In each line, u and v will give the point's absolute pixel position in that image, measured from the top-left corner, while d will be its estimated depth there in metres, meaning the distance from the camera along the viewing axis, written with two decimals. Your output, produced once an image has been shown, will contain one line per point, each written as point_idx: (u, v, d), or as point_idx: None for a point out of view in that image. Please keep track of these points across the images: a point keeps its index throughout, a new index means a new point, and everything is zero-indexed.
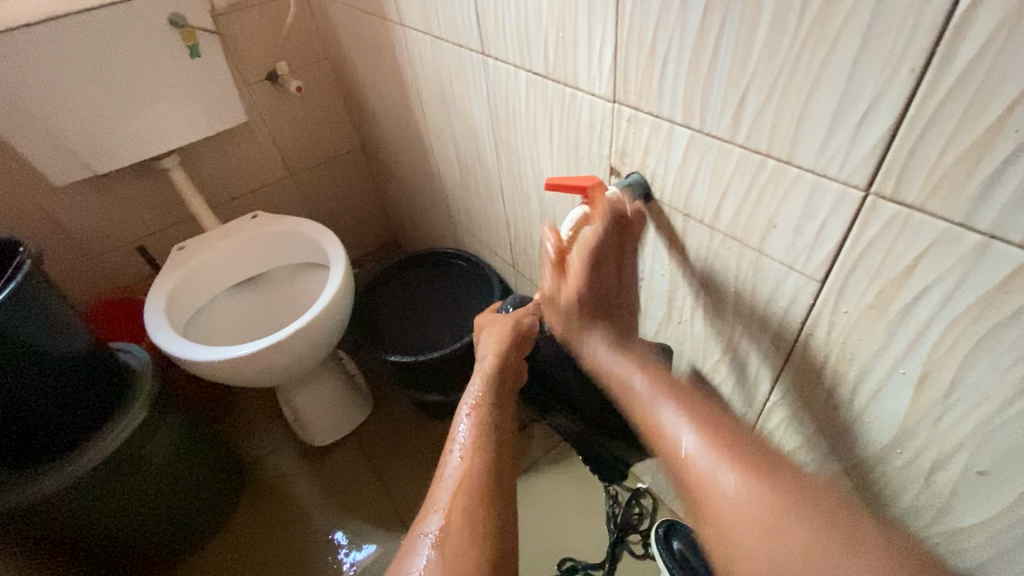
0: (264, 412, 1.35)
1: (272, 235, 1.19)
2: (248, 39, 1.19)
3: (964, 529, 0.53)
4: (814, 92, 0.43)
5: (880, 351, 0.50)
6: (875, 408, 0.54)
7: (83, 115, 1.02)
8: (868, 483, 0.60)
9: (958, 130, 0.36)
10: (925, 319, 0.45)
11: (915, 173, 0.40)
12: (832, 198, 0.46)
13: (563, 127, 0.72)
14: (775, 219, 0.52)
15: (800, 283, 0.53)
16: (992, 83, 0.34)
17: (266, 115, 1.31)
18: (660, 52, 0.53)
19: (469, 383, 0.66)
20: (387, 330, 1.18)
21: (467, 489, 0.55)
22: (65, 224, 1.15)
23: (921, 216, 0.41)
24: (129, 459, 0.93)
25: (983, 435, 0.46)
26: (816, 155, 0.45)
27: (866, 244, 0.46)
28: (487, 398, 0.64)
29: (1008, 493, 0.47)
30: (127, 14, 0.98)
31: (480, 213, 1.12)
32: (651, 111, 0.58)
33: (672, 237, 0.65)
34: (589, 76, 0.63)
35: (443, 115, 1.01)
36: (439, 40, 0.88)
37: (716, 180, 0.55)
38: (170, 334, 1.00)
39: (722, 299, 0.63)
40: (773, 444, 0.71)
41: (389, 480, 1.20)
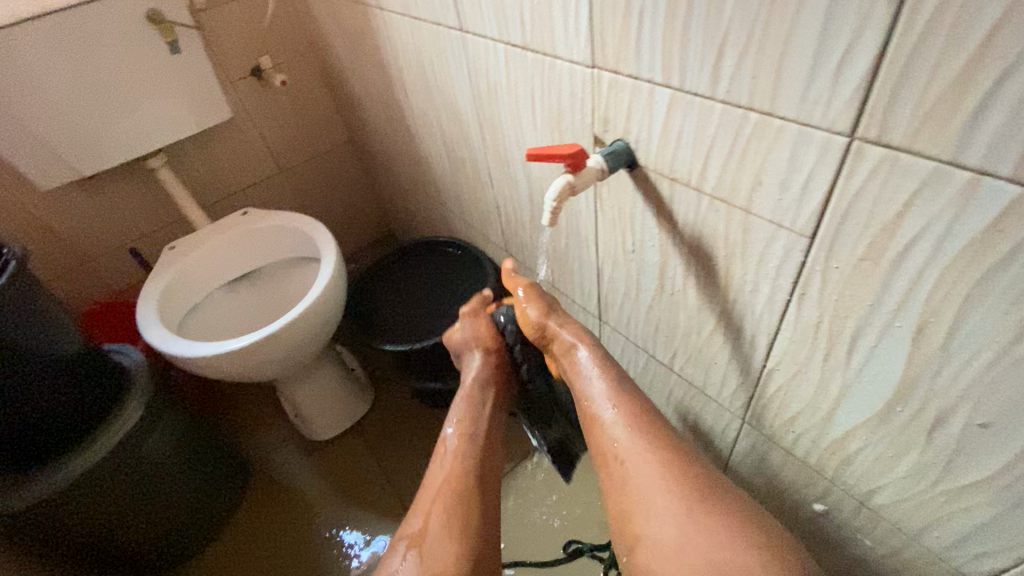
0: (266, 409, 1.35)
1: (263, 230, 1.18)
2: (229, 34, 1.18)
3: (968, 487, 0.52)
4: (792, 35, 0.41)
5: (875, 306, 0.48)
6: (873, 366, 0.52)
7: (65, 116, 1.01)
8: (870, 446, 0.59)
9: (942, 61, 0.35)
10: (918, 267, 0.43)
11: (900, 111, 0.38)
12: (818, 147, 0.44)
13: (545, 99, 0.70)
14: (761, 176, 0.50)
15: (790, 242, 0.52)
16: (975, 6, 0.32)
17: (252, 111, 1.30)
18: (635, 9, 0.51)
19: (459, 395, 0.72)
20: (382, 321, 1.17)
21: (443, 500, 0.64)
22: (57, 230, 1.15)
23: (909, 157, 0.39)
24: (125, 463, 0.93)
25: (984, 386, 0.45)
26: (798, 103, 0.44)
27: (854, 194, 0.44)
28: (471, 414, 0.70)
29: (1012, 444, 0.46)
30: (104, 12, 0.97)
31: (470, 198, 1.10)
32: (631, 73, 0.56)
33: (659, 204, 0.63)
34: (567, 43, 0.61)
35: (427, 99, 1.00)
36: (418, 21, 0.87)
37: (700, 140, 0.53)
38: (163, 332, 1.00)
39: (712, 266, 0.62)
40: (773, 413, 0.70)
41: (392, 472, 1.20)
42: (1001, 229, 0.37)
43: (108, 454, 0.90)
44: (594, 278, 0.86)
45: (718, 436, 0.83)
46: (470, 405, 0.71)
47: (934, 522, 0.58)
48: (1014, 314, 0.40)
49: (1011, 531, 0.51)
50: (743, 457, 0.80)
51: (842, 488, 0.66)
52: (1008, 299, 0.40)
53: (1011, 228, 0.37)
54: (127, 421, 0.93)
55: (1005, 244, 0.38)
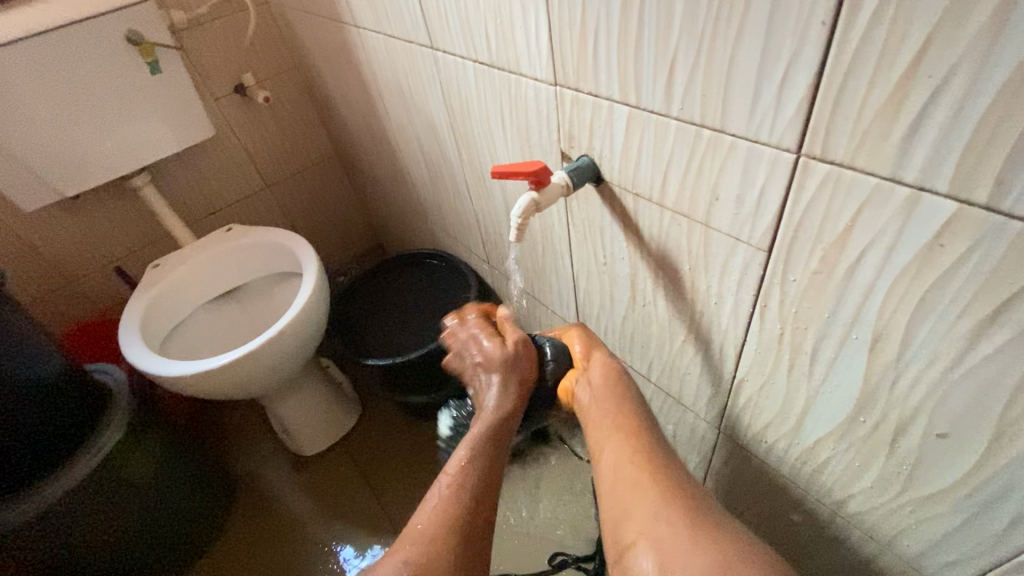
0: (254, 424, 1.35)
1: (247, 246, 1.19)
2: (210, 53, 1.19)
3: (933, 495, 0.52)
4: (736, 56, 0.42)
5: (832, 318, 0.49)
6: (834, 377, 0.53)
7: (45, 138, 1.01)
8: (838, 454, 0.59)
9: (874, 82, 0.35)
10: (870, 279, 0.44)
11: (840, 128, 0.39)
12: (767, 164, 0.45)
13: (514, 116, 0.71)
14: (718, 192, 0.50)
15: (749, 255, 0.52)
16: (900, 29, 0.33)
17: (236, 127, 1.31)
18: (590, 29, 0.52)
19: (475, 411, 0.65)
20: (366, 334, 1.17)
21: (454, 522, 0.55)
22: (40, 250, 1.15)
23: (852, 174, 0.40)
24: (105, 487, 0.93)
25: (939, 395, 0.45)
26: (747, 121, 0.44)
27: (805, 209, 0.45)
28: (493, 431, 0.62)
29: (970, 453, 0.46)
30: (83, 34, 0.97)
31: (450, 211, 1.11)
32: (590, 91, 0.57)
33: (626, 218, 0.64)
34: (530, 61, 0.62)
35: (404, 115, 1.01)
36: (391, 39, 0.88)
37: (658, 155, 0.54)
38: (144, 351, 1.00)
39: (679, 279, 0.63)
40: (744, 423, 0.70)
41: (379, 486, 1.19)
42: (942, 243, 0.38)
43: (87, 478, 0.89)
44: (570, 290, 0.86)
45: (696, 445, 0.83)
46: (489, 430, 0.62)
47: (904, 530, 0.58)
48: (961, 326, 0.40)
49: (975, 538, 0.51)
50: (721, 466, 0.80)
51: (815, 496, 0.66)
52: (954, 311, 0.40)
53: (951, 242, 0.37)
54: (107, 443, 0.92)
55: (948, 257, 0.38)
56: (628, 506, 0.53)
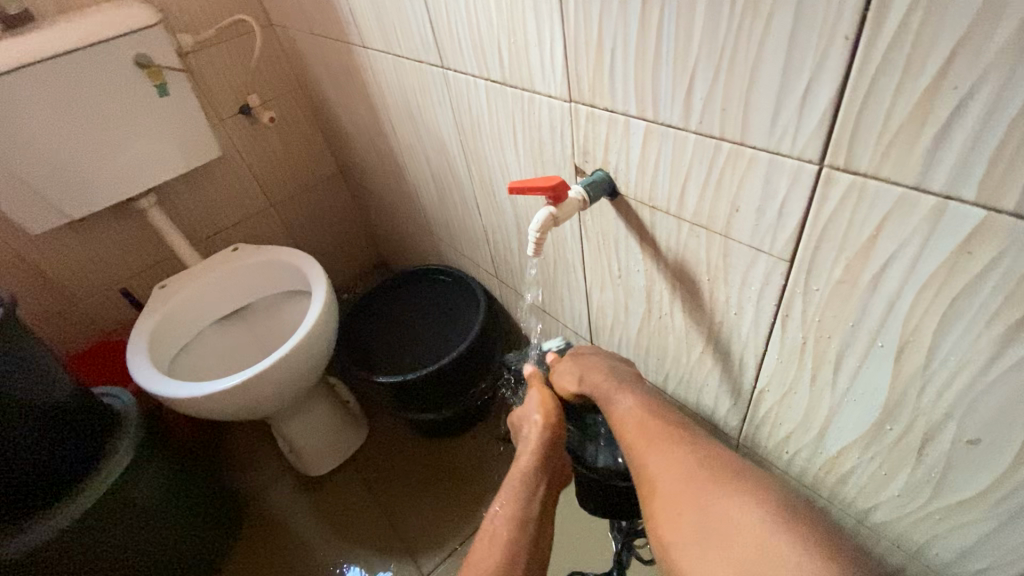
0: (260, 445, 1.33)
1: (254, 265, 1.19)
2: (218, 75, 1.21)
3: (963, 503, 0.51)
4: (757, 72, 0.43)
5: (856, 327, 0.49)
6: (858, 385, 0.53)
7: (53, 160, 1.01)
8: (863, 464, 0.59)
9: (899, 94, 0.36)
10: (896, 288, 0.44)
11: (864, 140, 0.39)
12: (789, 175, 0.45)
13: (527, 132, 0.72)
14: (737, 204, 0.51)
15: (770, 266, 0.52)
16: (925, 43, 0.34)
17: (242, 148, 1.32)
18: (607, 47, 0.53)
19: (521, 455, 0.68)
20: (375, 352, 1.17)
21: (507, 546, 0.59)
22: (47, 273, 1.15)
23: (877, 184, 0.40)
24: (114, 513, 0.91)
25: (967, 402, 0.45)
26: (767, 134, 0.45)
27: (828, 219, 0.45)
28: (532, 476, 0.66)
29: (1001, 459, 0.46)
30: (93, 58, 0.98)
31: (459, 227, 1.11)
32: (606, 107, 0.58)
33: (642, 231, 0.64)
34: (544, 79, 0.63)
35: (412, 132, 1.01)
36: (401, 59, 0.89)
37: (676, 169, 0.54)
38: (152, 372, 0.99)
39: (696, 290, 0.63)
40: (765, 434, 0.69)
41: (391, 506, 1.17)
42: (970, 251, 0.38)
43: (95, 504, 0.88)
44: (583, 303, 0.86)
45: None
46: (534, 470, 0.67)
47: (933, 539, 0.57)
48: (990, 332, 0.40)
49: (1007, 547, 0.51)
50: None
51: (840, 507, 0.66)
52: (983, 318, 0.40)
53: (980, 250, 0.38)
54: (115, 468, 0.91)
55: (976, 264, 0.38)
56: (650, 465, 0.56)
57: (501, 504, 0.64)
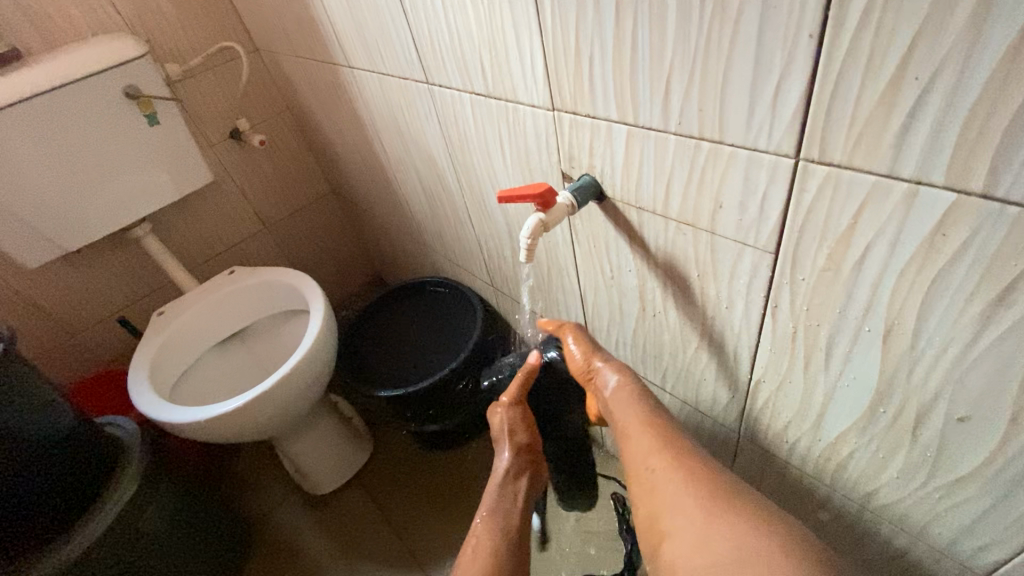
0: (266, 467, 1.33)
1: (251, 287, 1.19)
2: (206, 101, 1.22)
3: (959, 480, 0.52)
4: (729, 73, 0.44)
5: (843, 313, 0.50)
6: (849, 371, 0.54)
7: (46, 193, 1.02)
8: (861, 448, 0.60)
9: (864, 87, 0.38)
10: (877, 272, 0.45)
11: (836, 131, 0.41)
12: (767, 169, 0.47)
13: (513, 142, 0.73)
14: (720, 200, 0.52)
15: (756, 258, 0.54)
16: (884, 38, 0.35)
17: (233, 172, 1.33)
18: (585, 55, 0.55)
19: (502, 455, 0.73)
20: (376, 367, 1.17)
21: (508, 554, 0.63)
22: (45, 307, 1.15)
23: (850, 173, 0.42)
24: (119, 545, 0.90)
25: (955, 381, 0.46)
26: (744, 131, 0.46)
27: (807, 209, 0.46)
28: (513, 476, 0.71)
29: (991, 434, 0.47)
30: (83, 92, 0.99)
31: (452, 238, 1.12)
32: (589, 114, 0.59)
33: (631, 232, 0.66)
34: (527, 89, 0.65)
35: (401, 148, 1.03)
36: (386, 77, 0.91)
37: (659, 170, 0.56)
38: (153, 397, 1.00)
39: (687, 286, 0.64)
40: (765, 424, 0.70)
41: (399, 522, 1.17)
42: (944, 233, 0.40)
43: (100, 537, 0.87)
44: (578, 306, 0.88)
45: (717, 451, 0.83)
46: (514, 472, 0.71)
47: (933, 519, 0.58)
48: (970, 310, 0.42)
49: (1004, 522, 0.52)
50: (744, 470, 0.81)
51: (842, 492, 0.67)
52: (963, 296, 0.41)
53: (953, 232, 0.39)
54: (119, 498, 0.91)
55: (951, 245, 0.40)
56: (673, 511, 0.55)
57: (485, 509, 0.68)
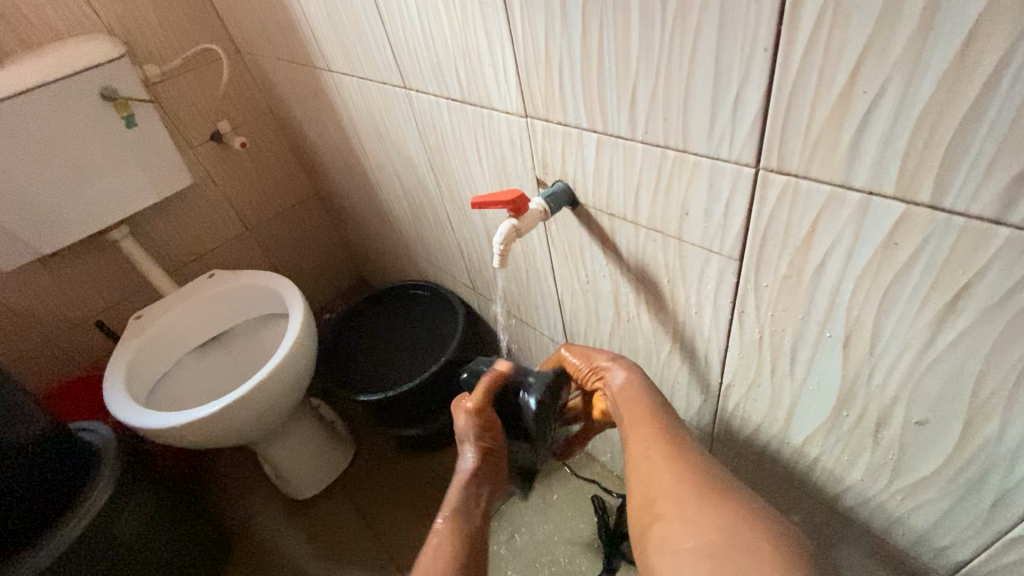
0: (247, 472, 1.32)
1: (231, 290, 1.18)
2: (185, 103, 1.21)
3: (919, 482, 0.54)
4: (691, 83, 0.45)
5: (805, 319, 0.51)
6: (814, 375, 0.55)
7: (20, 196, 1.01)
8: (828, 450, 0.61)
9: (818, 100, 0.39)
10: (836, 279, 0.46)
11: (793, 142, 0.42)
12: (730, 178, 0.48)
13: (489, 147, 0.73)
14: (686, 207, 0.53)
15: (722, 265, 0.55)
16: (834, 53, 0.36)
17: (214, 174, 1.32)
18: (555, 64, 0.55)
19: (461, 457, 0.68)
20: (357, 370, 1.17)
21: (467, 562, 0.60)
22: (19, 311, 1.14)
23: (808, 183, 0.43)
24: (91, 553, 0.89)
25: (912, 386, 0.47)
26: (707, 140, 0.47)
27: (768, 217, 0.47)
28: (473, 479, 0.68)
29: (948, 437, 0.48)
30: (58, 94, 0.98)
31: (433, 241, 1.13)
32: (560, 121, 0.60)
33: (604, 238, 0.66)
34: (500, 96, 0.65)
35: (382, 152, 1.03)
36: (365, 81, 0.91)
37: (629, 177, 0.57)
38: (129, 403, 0.99)
39: (658, 291, 0.65)
40: (738, 427, 0.71)
41: (380, 526, 1.17)
42: (896, 242, 0.41)
43: (71, 545, 0.86)
44: (556, 310, 0.88)
45: (693, 453, 0.84)
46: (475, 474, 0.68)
47: (897, 520, 0.59)
48: (924, 317, 0.43)
49: (962, 523, 0.53)
50: None
51: (811, 494, 0.68)
52: (916, 303, 0.42)
53: (905, 241, 0.40)
54: (92, 506, 0.89)
55: (903, 254, 0.41)
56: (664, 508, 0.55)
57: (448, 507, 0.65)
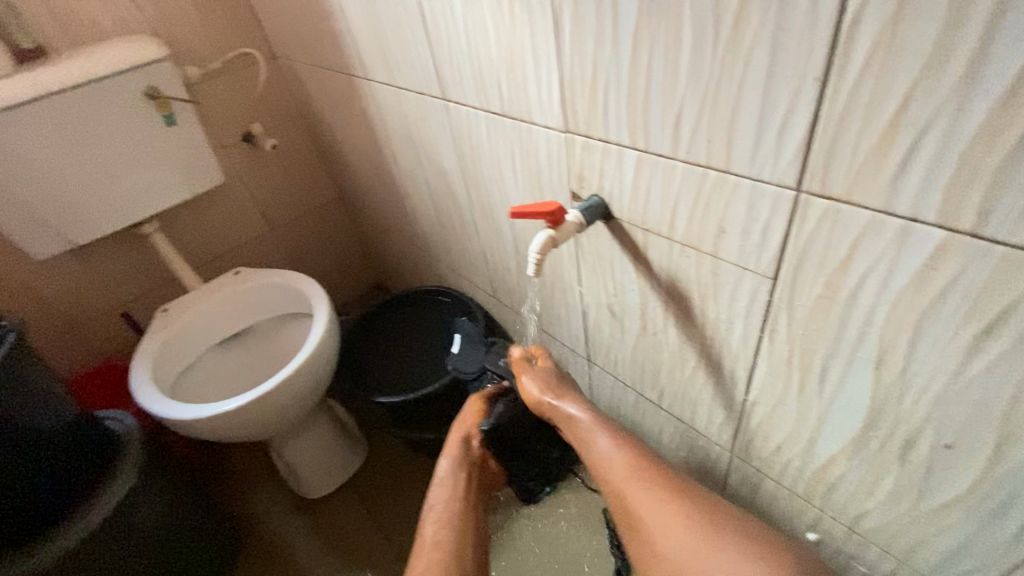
0: (260, 470, 1.32)
1: (257, 288, 1.21)
2: (222, 104, 1.25)
3: (945, 506, 0.54)
4: (738, 106, 0.47)
5: (837, 340, 0.53)
6: (843, 395, 0.56)
7: (59, 186, 1.04)
8: (851, 471, 0.61)
9: (864, 128, 0.40)
10: (872, 301, 0.47)
11: (836, 168, 0.44)
12: (770, 199, 0.49)
13: (525, 159, 0.75)
14: (724, 226, 0.55)
15: (756, 283, 0.56)
16: (883, 86, 0.38)
17: (244, 174, 1.35)
18: (600, 83, 0.58)
19: (446, 471, 0.75)
20: (376, 373, 1.18)
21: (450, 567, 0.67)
22: (49, 299, 1.16)
23: (849, 208, 0.44)
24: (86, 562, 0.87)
25: (942, 409, 0.48)
26: (750, 162, 0.49)
27: (807, 239, 0.49)
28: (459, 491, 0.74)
29: (977, 462, 0.49)
30: (105, 91, 1.01)
31: (457, 249, 1.15)
32: (601, 137, 0.62)
33: (636, 252, 0.68)
34: (542, 111, 0.67)
35: (414, 159, 1.05)
36: (403, 90, 0.93)
37: (666, 194, 0.58)
38: (155, 394, 1.00)
39: (688, 307, 0.66)
40: (760, 445, 0.72)
41: (391, 528, 1.17)
42: (935, 267, 0.42)
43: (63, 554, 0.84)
44: (580, 321, 0.89)
45: (710, 469, 0.85)
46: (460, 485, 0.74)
47: (919, 544, 0.60)
48: (959, 341, 0.44)
49: (988, 548, 0.53)
50: (737, 491, 0.82)
51: (832, 515, 0.68)
52: (952, 328, 0.44)
53: (943, 267, 0.41)
54: (108, 502, 0.90)
55: (941, 280, 0.42)
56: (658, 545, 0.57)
57: (431, 518, 0.71)
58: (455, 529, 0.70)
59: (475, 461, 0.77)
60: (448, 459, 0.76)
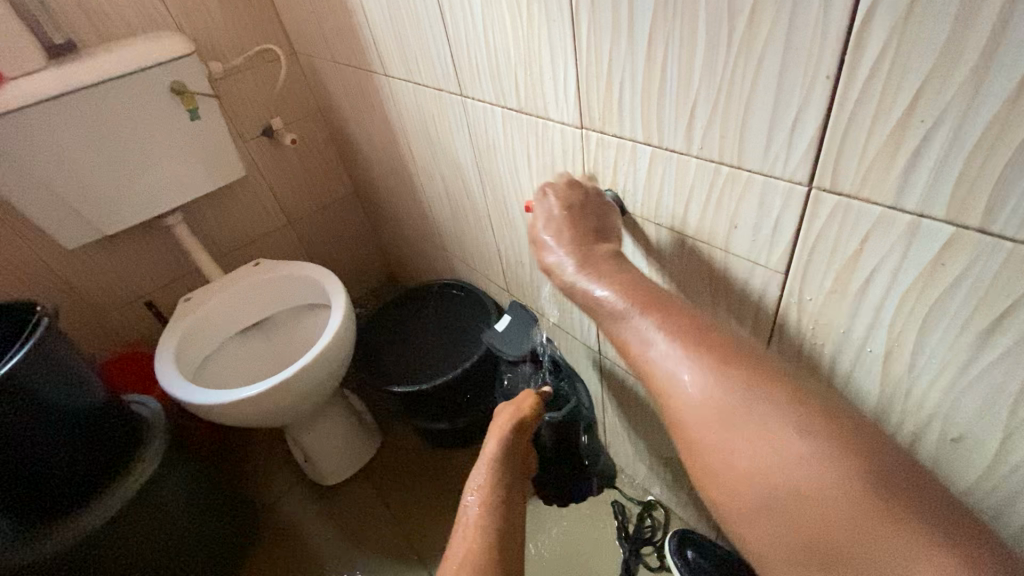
0: (276, 457, 1.36)
1: (276, 278, 1.24)
2: (244, 98, 1.28)
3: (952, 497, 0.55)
4: (751, 103, 0.48)
5: (846, 333, 0.54)
6: (852, 388, 0.57)
7: (88, 178, 1.07)
8: None
9: (875, 124, 0.41)
10: (882, 294, 0.48)
11: (846, 164, 0.45)
12: (782, 195, 0.51)
13: (541, 154, 0.77)
14: (736, 220, 0.56)
15: (767, 276, 0.57)
16: (894, 83, 0.39)
17: (264, 167, 1.38)
18: (616, 79, 0.59)
19: (491, 452, 0.72)
20: (391, 364, 1.21)
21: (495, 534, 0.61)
22: (78, 287, 1.21)
23: (859, 203, 0.45)
24: (99, 551, 0.90)
25: (950, 402, 0.49)
26: (762, 157, 0.50)
27: (818, 234, 0.50)
28: (504, 473, 0.70)
29: (984, 454, 0.50)
30: (133, 85, 1.05)
31: (472, 243, 1.17)
32: (616, 133, 0.63)
33: (648, 245, 0.69)
34: (558, 106, 0.69)
35: (430, 153, 1.07)
36: (420, 86, 0.95)
37: (680, 189, 0.60)
38: (179, 380, 1.04)
39: (699, 300, 0.68)
40: None
41: (404, 515, 1.20)
42: (942, 263, 0.43)
43: (80, 540, 0.88)
44: None
45: None
46: (504, 467, 0.71)
47: None
48: (966, 335, 0.45)
49: None
50: None
51: None
52: (960, 322, 0.44)
53: (951, 262, 0.42)
54: (133, 483, 0.94)
55: (949, 275, 0.43)
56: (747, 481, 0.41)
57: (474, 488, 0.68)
58: (499, 502, 0.66)
59: (518, 451, 0.75)
60: (497, 439, 0.73)
